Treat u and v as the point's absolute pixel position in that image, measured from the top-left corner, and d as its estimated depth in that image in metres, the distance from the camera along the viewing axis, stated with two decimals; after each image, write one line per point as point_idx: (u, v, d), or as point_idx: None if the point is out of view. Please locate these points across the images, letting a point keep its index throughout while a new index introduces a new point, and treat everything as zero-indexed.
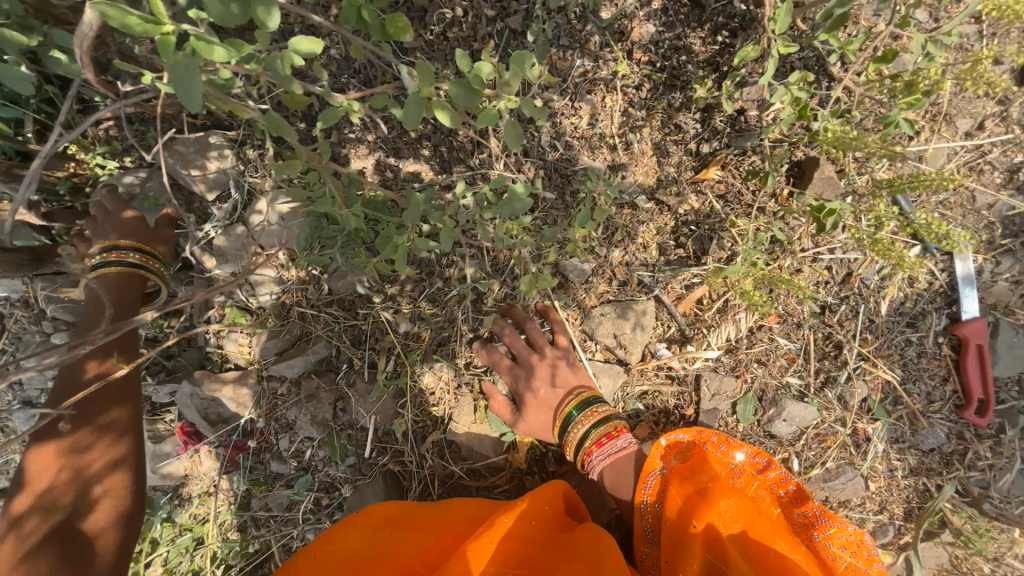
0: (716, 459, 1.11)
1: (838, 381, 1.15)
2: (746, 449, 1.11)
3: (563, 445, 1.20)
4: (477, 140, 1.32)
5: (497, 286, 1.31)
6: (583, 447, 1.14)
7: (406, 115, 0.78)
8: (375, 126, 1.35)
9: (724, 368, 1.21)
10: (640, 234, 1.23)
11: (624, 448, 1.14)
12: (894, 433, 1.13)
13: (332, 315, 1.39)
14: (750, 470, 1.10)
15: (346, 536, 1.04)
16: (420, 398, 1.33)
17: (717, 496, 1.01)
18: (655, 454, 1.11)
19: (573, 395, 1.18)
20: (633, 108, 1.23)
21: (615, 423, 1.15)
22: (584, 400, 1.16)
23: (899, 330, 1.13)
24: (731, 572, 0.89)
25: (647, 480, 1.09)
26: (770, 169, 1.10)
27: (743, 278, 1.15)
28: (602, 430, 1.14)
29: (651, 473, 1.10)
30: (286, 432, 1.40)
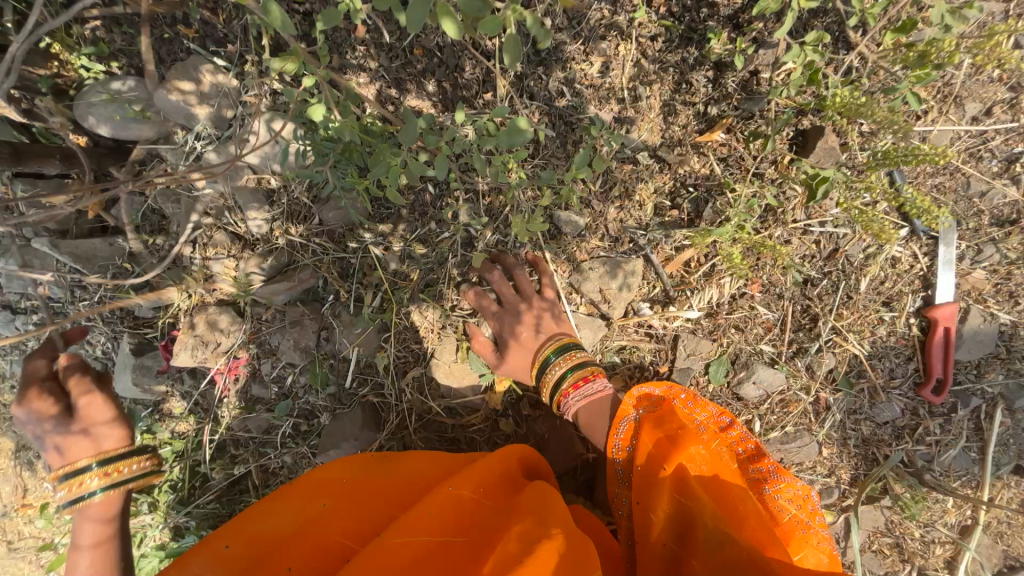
0: (683, 413, 1.15)
1: (809, 351, 1.19)
2: (712, 408, 1.16)
3: (540, 387, 1.23)
4: (483, 80, 1.30)
5: (490, 232, 1.32)
6: (560, 389, 1.18)
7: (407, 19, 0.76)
8: (380, 55, 1.31)
9: (702, 330, 1.24)
10: (637, 191, 1.23)
11: (599, 391, 1.18)
12: (853, 405, 1.18)
13: (321, 245, 1.38)
14: (714, 428, 1.14)
15: (282, 503, 0.97)
16: (404, 334, 1.35)
17: (685, 444, 1.05)
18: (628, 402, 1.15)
19: (553, 340, 1.21)
20: (646, 61, 1.20)
21: (592, 367, 1.18)
22: (563, 345, 1.19)
23: (874, 308, 1.16)
24: (697, 507, 0.92)
25: (619, 426, 1.12)
26: (773, 133, 1.11)
27: (731, 244, 1.18)
28: (579, 373, 1.17)
29: (623, 419, 1.13)
30: (269, 357, 1.43)
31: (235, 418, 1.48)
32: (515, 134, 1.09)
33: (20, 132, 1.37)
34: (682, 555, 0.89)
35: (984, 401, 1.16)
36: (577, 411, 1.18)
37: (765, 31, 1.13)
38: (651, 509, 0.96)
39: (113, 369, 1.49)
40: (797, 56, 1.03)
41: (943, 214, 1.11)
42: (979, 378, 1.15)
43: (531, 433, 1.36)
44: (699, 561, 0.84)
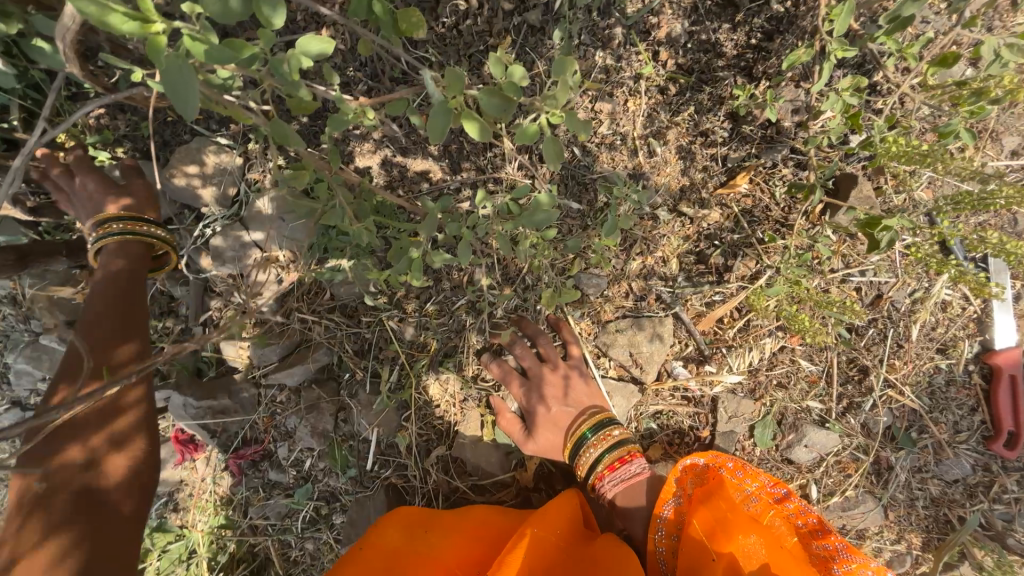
0: (731, 488, 1.08)
1: (862, 407, 1.10)
2: (763, 478, 1.07)
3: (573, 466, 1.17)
4: (490, 142, 1.26)
5: (508, 296, 1.25)
6: (595, 471, 1.12)
7: (432, 126, 0.74)
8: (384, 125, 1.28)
9: (743, 390, 1.16)
10: (660, 247, 1.17)
11: (636, 474, 1.12)
12: (917, 462, 1.09)
13: (334, 321, 1.34)
14: (767, 499, 1.06)
15: (393, 532, 1.07)
16: (425, 411, 1.28)
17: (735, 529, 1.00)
18: (672, 479, 1.09)
19: (586, 417, 1.14)
20: (658, 113, 1.16)
21: (628, 448, 1.12)
22: (598, 423, 1.13)
23: (928, 355, 1.08)
24: None
25: (663, 509, 1.07)
26: (816, 184, 1.03)
27: (786, 298, 1.11)
28: (614, 454, 1.11)
29: (668, 501, 1.08)
30: (286, 440, 1.36)
31: (253, 506, 1.41)
32: (537, 214, 1.03)
33: (26, 229, 1.35)
34: None
35: None
36: (614, 496, 1.13)
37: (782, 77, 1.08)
38: None
39: None
40: (835, 103, 0.96)
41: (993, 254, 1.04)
42: None
43: None
44: None
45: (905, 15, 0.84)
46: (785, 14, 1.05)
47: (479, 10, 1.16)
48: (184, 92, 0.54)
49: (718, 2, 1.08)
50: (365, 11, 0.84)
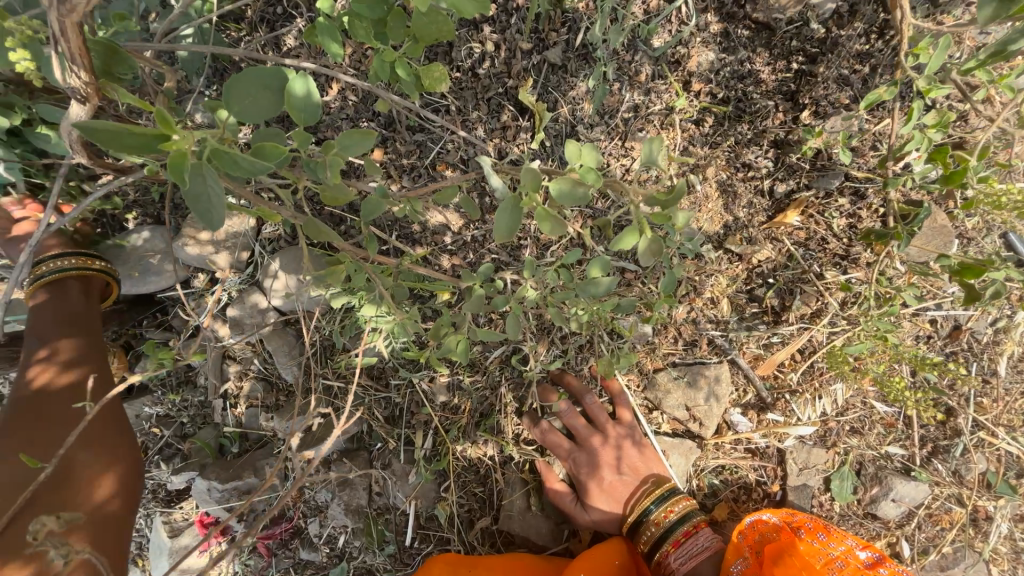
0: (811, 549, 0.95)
1: (950, 452, 1.00)
2: (852, 541, 0.95)
3: (633, 539, 1.09)
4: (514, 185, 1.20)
5: (545, 349, 1.16)
6: (661, 546, 1.04)
7: (498, 231, 0.80)
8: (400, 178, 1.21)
9: (813, 438, 1.06)
10: (709, 288, 1.09)
11: (707, 548, 1.02)
12: (1018, 510, 0.98)
13: (360, 386, 1.24)
14: (858, 564, 0.92)
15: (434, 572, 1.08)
16: (464, 478, 1.19)
17: None
18: (739, 536, 0.99)
19: (645, 487, 1.07)
20: (694, 147, 1.09)
21: (695, 518, 1.03)
22: (660, 494, 1.05)
23: (1019, 391, 0.98)
24: None
25: (732, 570, 0.96)
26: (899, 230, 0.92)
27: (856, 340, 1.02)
28: (683, 527, 1.03)
29: (736, 562, 0.97)
30: (317, 516, 1.27)
31: None
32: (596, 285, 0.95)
33: None
34: None
35: None
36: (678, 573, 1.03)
37: (827, 101, 1.00)
38: None
39: (152, 548, 1.36)
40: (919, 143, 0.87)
41: None
42: None
43: None
44: None
45: (1009, 50, 0.72)
46: (828, 35, 0.98)
47: (496, 52, 1.10)
48: (210, 209, 0.48)
49: (752, 27, 1.02)
50: (387, 73, 0.79)
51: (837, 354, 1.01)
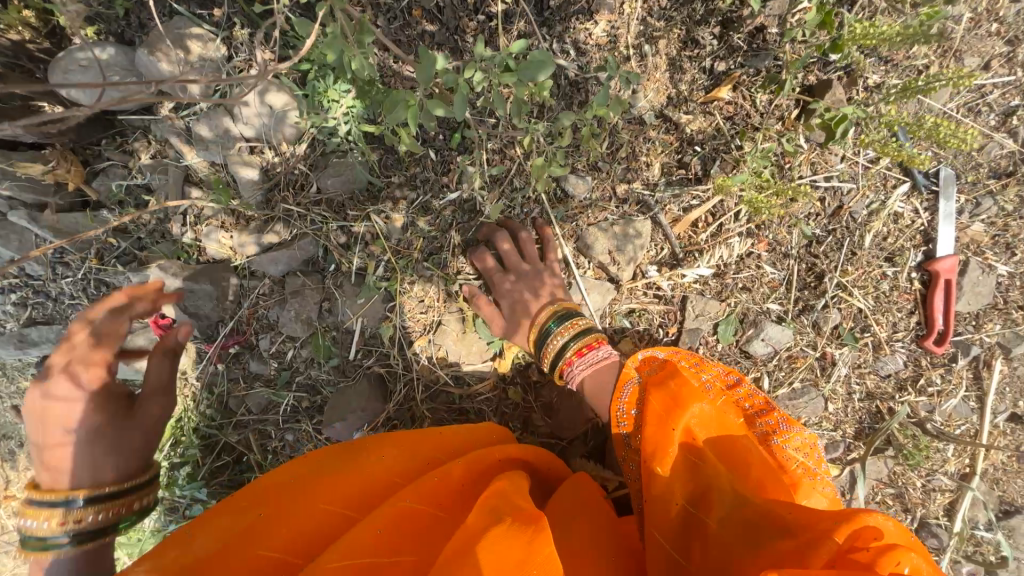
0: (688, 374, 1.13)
1: (815, 308, 1.21)
2: (718, 368, 1.13)
3: (541, 355, 1.23)
4: (486, 41, 1.28)
5: (495, 197, 1.30)
6: (563, 358, 1.19)
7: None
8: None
9: (710, 291, 1.25)
10: (645, 152, 1.23)
11: (605, 358, 1.19)
12: (857, 358, 1.21)
13: (320, 214, 1.34)
14: (721, 385, 1.12)
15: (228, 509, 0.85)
16: (408, 304, 1.32)
17: (688, 399, 1.03)
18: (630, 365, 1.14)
19: (556, 310, 1.21)
20: (652, 18, 1.19)
21: (594, 335, 1.19)
22: (565, 315, 1.20)
23: (877, 264, 1.19)
24: (710, 467, 0.89)
25: (623, 392, 1.13)
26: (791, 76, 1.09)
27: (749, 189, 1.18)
28: (582, 341, 1.18)
29: (627, 384, 1.13)
30: (269, 331, 1.38)
31: (233, 396, 1.44)
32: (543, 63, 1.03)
33: None
34: (696, 514, 0.85)
35: (983, 350, 1.17)
36: (582, 382, 1.18)
37: None
38: (654, 466, 0.94)
39: None
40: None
41: (943, 169, 1.13)
42: (977, 329, 1.16)
43: (540, 399, 1.35)
44: (716, 520, 0.82)
45: None
46: None
47: None
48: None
49: None
50: None
51: (724, 184, 1.16)
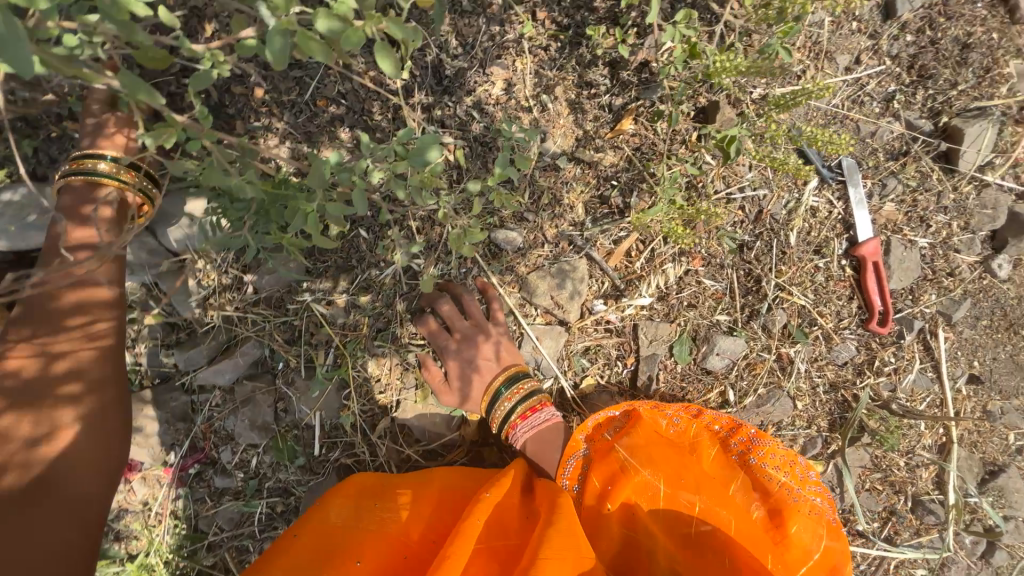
0: (651, 423, 1.14)
1: (760, 312, 1.22)
2: (678, 409, 1.13)
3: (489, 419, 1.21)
4: (394, 117, 1.30)
5: (431, 264, 1.28)
6: (509, 421, 1.17)
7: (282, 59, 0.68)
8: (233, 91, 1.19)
9: (658, 315, 1.25)
10: (566, 195, 1.25)
11: (549, 420, 1.17)
12: (812, 353, 1.22)
13: (260, 314, 1.30)
14: (687, 418, 1.13)
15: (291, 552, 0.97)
16: (365, 387, 1.29)
17: (634, 470, 1.08)
18: (578, 437, 1.13)
19: (502, 372, 1.19)
20: (544, 70, 1.23)
21: (540, 397, 1.18)
22: (511, 377, 1.18)
23: (808, 258, 1.22)
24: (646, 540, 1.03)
25: (567, 464, 1.13)
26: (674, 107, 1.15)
27: (666, 217, 1.20)
28: (527, 403, 1.16)
29: (572, 456, 1.13)
30: (228, 443, 1.32)
31: (202, 517, 1.36)
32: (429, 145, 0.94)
33: None
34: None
35: (926, 322, 1.19)
36: (526, 445, 1.16)
37: (645, 25, 1.19)
38: (601, 543, 1.05)
39: None
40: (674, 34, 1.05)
41: (845, 159, 1.18)
42: (915, 303, 1.19)
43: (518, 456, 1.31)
44: None
45: None
46: None
47: None
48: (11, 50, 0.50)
49: None
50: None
51: (642, 216, 1.19)
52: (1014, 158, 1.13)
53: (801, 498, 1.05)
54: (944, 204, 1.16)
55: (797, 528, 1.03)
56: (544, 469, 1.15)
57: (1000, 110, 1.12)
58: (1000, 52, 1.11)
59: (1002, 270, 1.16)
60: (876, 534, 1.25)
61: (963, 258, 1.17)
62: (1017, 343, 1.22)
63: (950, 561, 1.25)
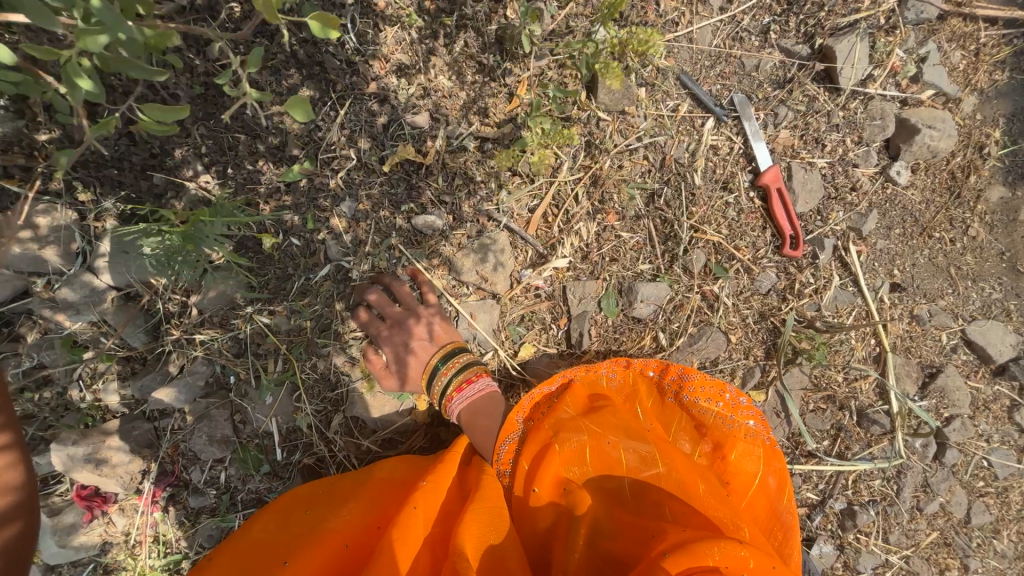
0: (587, 384, 1.17)
1: (679, 255, 1.26)
2: (609, 364, 1.16)
3: (430, 395, 1.25)
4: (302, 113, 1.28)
5: (361, 259, 1.30)
6: (447, 395, 1.21)
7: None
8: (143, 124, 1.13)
9: (584, 273, 1.29)
10: (478, 173, 1.28)
11: (485, 389, 1.22)
12: (736, 287, 1.25)
13: (206, 333, 1.31)
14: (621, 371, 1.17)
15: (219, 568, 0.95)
16: (317, 388, 1.33)
17: (566, 441, 1.09)
18: (513, 419, 1.14)
19: (438, 349, 1.23)
20: (437, 53, 1.24)
21: (475, 368, 1.22)
22: (447, 352, 1.22)
23: (717, 196, 1.25)
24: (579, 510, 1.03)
25: (500, 449, 1.14)
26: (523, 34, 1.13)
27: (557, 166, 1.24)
28: (463, 375, 1.21)
29: (507, 439, 1.14)
30: (195, 463, 1.35)
31: (183, 537, 1.40)
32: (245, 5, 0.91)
33: None
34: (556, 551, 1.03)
35: (838, 239, 1.23)
36: (463, 414, 1.20)
37: None
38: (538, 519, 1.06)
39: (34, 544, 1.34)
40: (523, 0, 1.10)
41: (735, 95, 1.21)
42: (825, 222, 1.23)
43: None
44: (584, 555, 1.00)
45: None
46: None
47: None
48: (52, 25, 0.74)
49: None
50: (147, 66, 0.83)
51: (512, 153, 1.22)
52: (891, 66, 1.17)
53: (736, 424, 1.09)
54: (835, 123, 1.20)
55: (737, 454, 1.07)
56: (479, 439, 1.18)
57: (865, 22, 1.16)
58: None
59: (902, 177, 1.20)
60: (826, 452, 1.28)
61: (862, 171, 1.21)
62: (933, 245, 1.25)
63: (905, 468, 1.27)
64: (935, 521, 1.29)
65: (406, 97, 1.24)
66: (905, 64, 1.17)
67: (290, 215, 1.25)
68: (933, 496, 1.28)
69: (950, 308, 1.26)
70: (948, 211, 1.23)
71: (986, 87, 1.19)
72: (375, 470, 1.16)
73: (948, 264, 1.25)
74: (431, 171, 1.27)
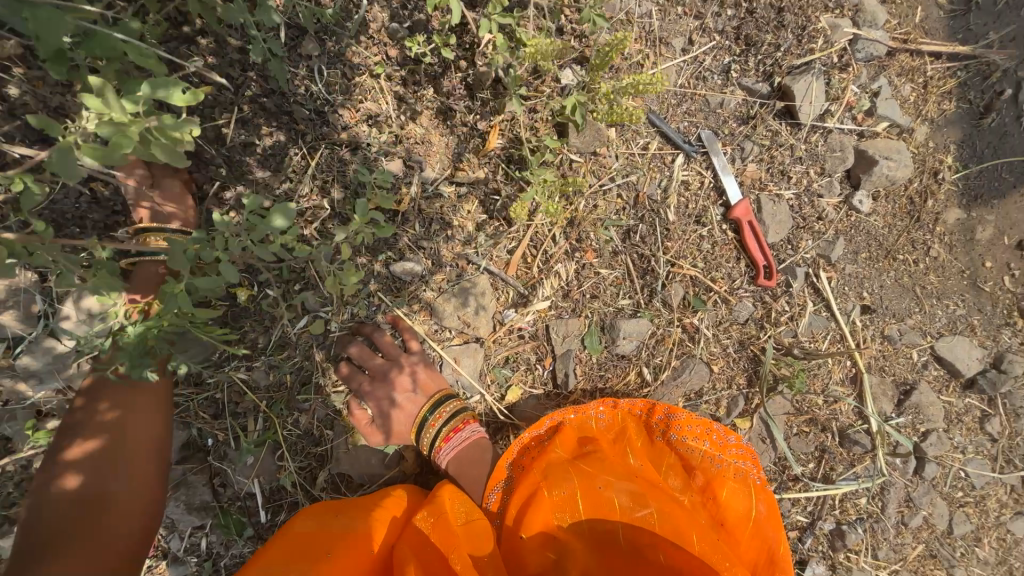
0: (577, 425, 1.16)
1: (658, 290, 1.27)
2: (597, 404, 1.15)
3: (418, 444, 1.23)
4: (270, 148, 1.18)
5: (339, 310, 1.28)
6: (434, 444, 1.19)
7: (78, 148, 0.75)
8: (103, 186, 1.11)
9: (566, 312, 1.29)
10: (455, 218, 1.28)
11: (472, 437, 1.20)
12: (715, 318, 1.28)
13: (180, 396, 1.26)
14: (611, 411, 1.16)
15: None
16: (300, 444, 1.30)
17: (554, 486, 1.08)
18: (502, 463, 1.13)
19: (427, 399, 1.21)
20: (408, 101, 1.24)
21: (463, 416, 1.21)
22: (436, 402, 1.19)
23: (691, 230, 1.27)
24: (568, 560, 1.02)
25: (489, 495, 1.14)
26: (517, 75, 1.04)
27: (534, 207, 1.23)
28: (451, 425, 1.19)
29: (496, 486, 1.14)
30: (174, 531, 1.29)
31: None
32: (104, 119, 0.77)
33: None
34: None
35: (809, 267, 1.27)
36: (449, 466, 1.19)
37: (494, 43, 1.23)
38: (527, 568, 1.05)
39: None
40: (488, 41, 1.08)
41: (703, 132, 1.24)
42: (795, 250, 1.27)
43: None
44: None
45: None
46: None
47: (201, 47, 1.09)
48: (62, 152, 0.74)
49: None
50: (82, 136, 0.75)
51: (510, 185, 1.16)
52: (847, 101, 1.22)
53: (723, 463, 1.09)
54: (799, 155, 1.24)
55: (727, 493, 1.08)
56: (468, 487, 1.17)
57: (821, 60, 1.21)
58: (811, 9, 1.19)
59: (864, 205, 1.25)
60: (812, 474, 1.30)
61: (827, 201, 1.25)
62: (898, 268, 1.29)
63: (888, 484, 1.30)
64: (920, 534, 1.32)
65: (379, 148, 1.23)
66: (860, 98, 1.22)
67: (264, 270, 1.22)
68: (916, 510, 1.31)
69: (918, 326, 1.31)
70: (909, 234, 1.28)
71: (937, 115, 1.25)
72: (391, 492, 1.13)
73: (913, 284, 1.30)
74: (407, 218, 1.26)
